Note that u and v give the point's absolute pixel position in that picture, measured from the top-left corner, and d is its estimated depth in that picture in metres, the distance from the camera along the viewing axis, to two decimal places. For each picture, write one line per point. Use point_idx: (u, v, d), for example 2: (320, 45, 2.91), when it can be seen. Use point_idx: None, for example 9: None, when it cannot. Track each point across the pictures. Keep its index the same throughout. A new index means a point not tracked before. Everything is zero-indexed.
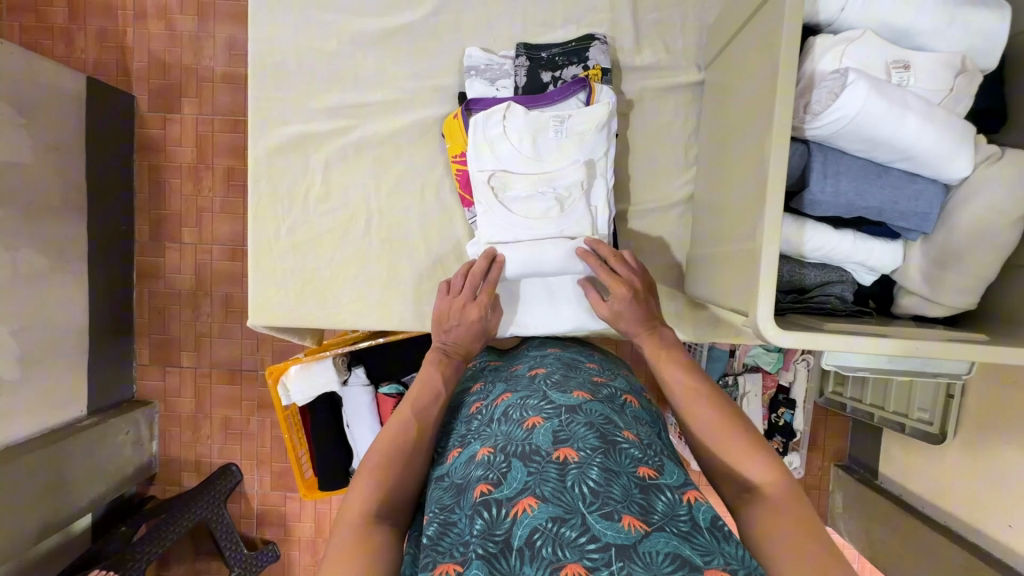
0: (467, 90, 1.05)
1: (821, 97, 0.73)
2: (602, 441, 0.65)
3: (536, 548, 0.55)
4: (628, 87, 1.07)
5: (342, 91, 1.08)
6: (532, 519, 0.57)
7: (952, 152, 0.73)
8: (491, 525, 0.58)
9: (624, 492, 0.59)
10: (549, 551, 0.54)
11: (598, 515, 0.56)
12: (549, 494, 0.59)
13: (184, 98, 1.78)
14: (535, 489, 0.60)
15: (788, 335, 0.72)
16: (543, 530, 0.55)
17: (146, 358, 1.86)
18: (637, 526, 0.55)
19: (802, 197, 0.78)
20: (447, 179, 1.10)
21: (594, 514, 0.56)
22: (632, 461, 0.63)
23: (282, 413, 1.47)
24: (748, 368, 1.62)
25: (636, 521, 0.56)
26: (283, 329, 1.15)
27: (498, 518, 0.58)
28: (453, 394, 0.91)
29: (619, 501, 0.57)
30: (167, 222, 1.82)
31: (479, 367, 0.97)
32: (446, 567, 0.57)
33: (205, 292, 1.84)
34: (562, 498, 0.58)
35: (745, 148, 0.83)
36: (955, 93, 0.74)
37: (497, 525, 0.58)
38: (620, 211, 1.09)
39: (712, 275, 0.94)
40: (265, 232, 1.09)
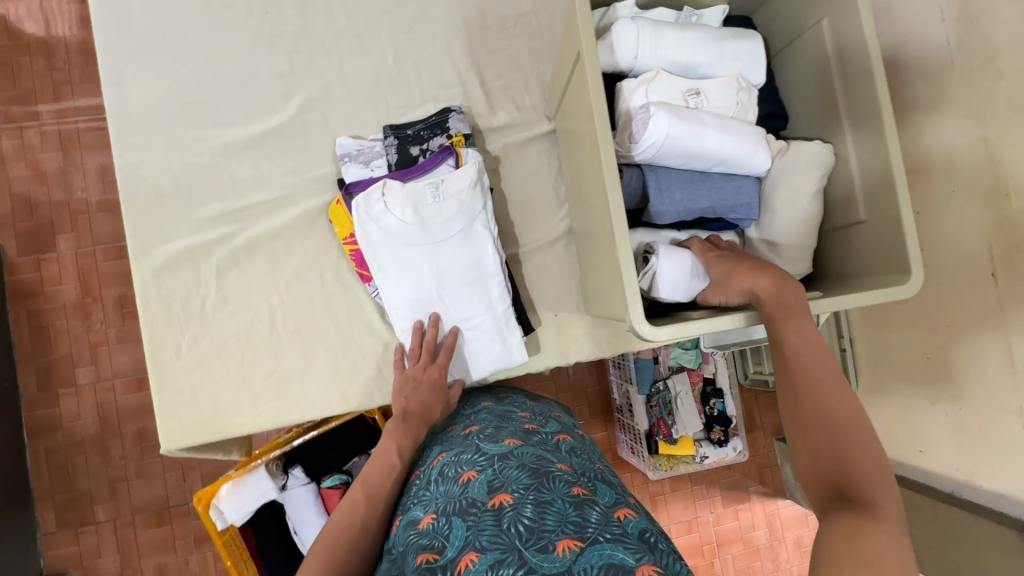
0: (344, 176, 1.11)
1: (638, 126, 0.86)
2: (534, 476, 0.69)
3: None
4: (492, 145, 1.19)
5: (222, 199, 1.11)
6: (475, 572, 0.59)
7: (750, 151, 0.88)
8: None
9: (559, 517, 0.63)
10: None
11: (533, 549, 0.60)
12: (487, 542, 0.62)
13: (59, 235, 1.70)
14: (474, 541, 0.62)
15: (665, 330, 0.80)
16: None
17: (54, 523, 1.66)
18: (572, 547, 0.59)
19: (651, 277, 0.88)
20: (342, 261, 1.13)
21: (530, 549, 0.60)
22: (565, 483, 0.68)
23: (220, 540, 1.35)
24: (674, 369, 1.73)
25: (571, 542, 0.60)
26: (204, 447, 1.10)
27: None
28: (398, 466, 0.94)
29: (554, 529, 0.61)
30: (57, 368, 1.69)
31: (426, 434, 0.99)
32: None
33: (113, 432, 1.69)
34: (500, 539, 0.61)
35: (593, 180, 0.95)
36: (741, 105, 0.92)
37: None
38: (511, 254, 1.18)
39: (601, 294, 1.04)
40: (163, 352, 1.06)
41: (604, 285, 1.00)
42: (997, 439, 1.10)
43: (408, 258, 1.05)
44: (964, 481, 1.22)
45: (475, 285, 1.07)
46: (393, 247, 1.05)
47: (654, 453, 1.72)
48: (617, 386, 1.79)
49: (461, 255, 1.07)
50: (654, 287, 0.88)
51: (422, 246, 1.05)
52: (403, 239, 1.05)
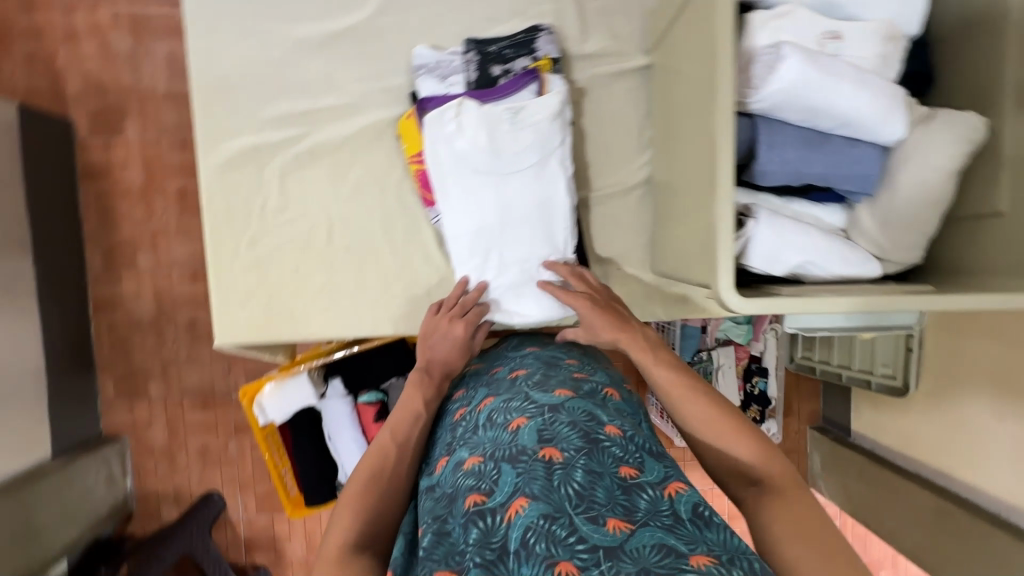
0: (418, 89, 1.04)
1: (760, 71, 0.76)
2: (584, 442, 0.66)
3: (531, 547, 0.55)
4: (578, 75, 1.08)
5: (290, 99, 1.06)
6: (525, 518, 0.57)
7: (886, 115, 0.76)
8: (487, 533, 0.58)
9: (608, 494, 0.60)
10: (542, 547, 0.54)
11: (584, 517, 0.56)
12: (539, 492, 0.59)
13: (127, 119, 1.71)
14: (525, 489, 0.60)
15: (750, 302, 0.74)
16: (535, 528, 0.56)
17: (112, 391, 1.79)
18: (622, 527, 0.55)
19: (743, 242, 0.81)
20: (405, 181, 1.08)
21: (580, 516, 0.56)
22: (614, 461, 0.65)
23: (260, 433, 1.43)
24: (721, 342, 1.64)
25: (621, 522, 0.56)
26: (253, 347, 1.13)
27: (494, 526, 0.59)
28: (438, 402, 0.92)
29: (604, 504, 0.58)
30: (120, 250, 1.75)
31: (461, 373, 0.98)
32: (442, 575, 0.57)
33: (168, 319, 1.77)
34: (551, 497, 0.59)
35: (693, 126, 0.86)
36: (884, 58, 0.78)
37: (493, 533, 0.58)
38: (581, 198, 1.11)
39: (674, 254, 0.97)
40: (221, 249, 1.06)
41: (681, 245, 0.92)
42: None
43: (476, 185, 0.99)
44: (1016, 505, 1.16)
45: (541, 224, 1.02)
46: (461, 171, 0.99)
47: None
48: None
49: (531, 190, 1.01)
50: (745, 254, 0.81)
51: (492, 175, 0.99)
52: (473, 164, 0.99)
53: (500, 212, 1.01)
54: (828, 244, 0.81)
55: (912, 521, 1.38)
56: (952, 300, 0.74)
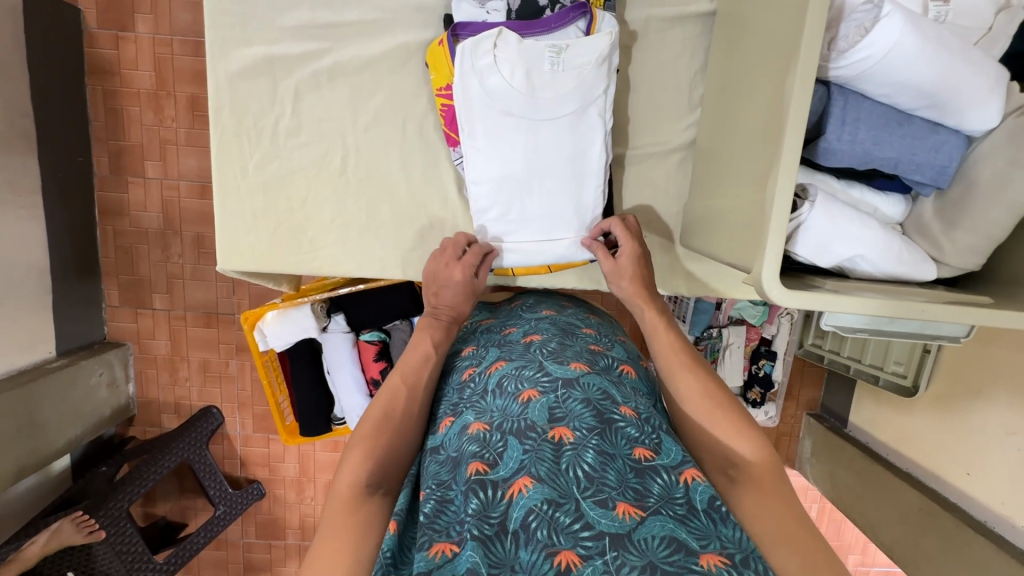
0: (454, 13, 0.93)
1: (849, 32, 0.67)
2: (598, 421, 0.62)
3: (531, 531, 0.52)
4: (632, 15, 0.97)
5: (312, 8, 0.96)
6: (527, 500, 0.54)
7: (981, 100, 0.67)
8: (486, 506, 0.55)
9: (619, 477, 0.57)
10: (543, 534, 0.52)
11: (592, 502, 0.54)
12: (545, 476, 0.56)
13: (138, 14, 1.59)
14: (530, 468, 0.57)
15: (796, 297, 0.68)
16: (537, 512, 0.53)
17: (116, 299, 1.77)
18: (632, 514, 0.53)
19: (793, 228, 0.74)
20: (430, 115, 1.00)
21: (588, 501, 0.54)
22: (628, 442, 0.61)
23: (259, 359, 1.41)
24: (734, 321, 1.59)
25: (631, 508, 0.54)
26: (257, 275, 1.09)
27: (493, 500, 0.55)
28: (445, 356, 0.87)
29: (614, 487, 0.56)
30: (128, 155, 1.68)
31: (471, 327, 0.95)
32: (440, 547, 0.54)
33: (174, 232, 1.73)
34: (557, 481, 0.56)
35: (758, 91, 0.77)
36: (993, 33, 0.68)
37: (493, 507, 0.55)
38: (617, 155, 1.02)
39: (711, 228, 0.90)
40: (230, 168, 1.00)
41: (718, 222, 0.87)
42: None
43: (505, 130, 0.91)
44: (1003, 517, 1.15)
45: (572, 183, 0.94)
46: (491, 113, 0.91)
47: None
48: None
49: (564, 141, 0.92)
50: (793, 241, 0.74)
51: (524, 120, 0.91)
52: (505, 106, 0.90)
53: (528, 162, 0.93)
54: (886, 240, 0.74)
55: (895, 519, 1.38)
56: (999, 317, 0.68)
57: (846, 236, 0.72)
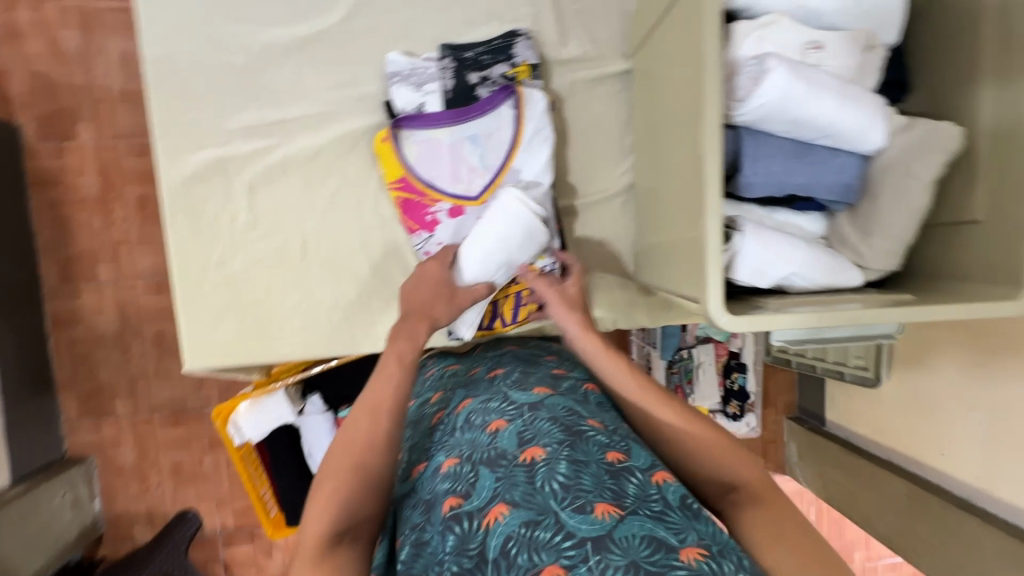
0: (393, 98, 1.00)
1: (744, 84, 0.76)
2: (568, 434, 0.64)
3: (512, 556, 0.53)
4: (558, 80, 1.06)
5: (258, 108, 1.00)
6: (504, 527, 0.56)
7: (867, 126, 0.76)
8: (464, 539, 0.57)
9: (595, 480, 0.59)
10: (524, 558, 0.53)
11: (570, 510, 0.55)
12: (519, 498, 0.58)
13: (80, 123, 1.61)
14: (505, 494, 0.59)
15: (736, 319, 0.73)
16: (516, 536, 0.54)
17: (75, 411, 1.70)
18: (611, 512, 0.54)
19: (730, 256, 0.80)
20: (383, 192, 1.04)
21: (566, 510, 0.55)
22: (599, 448, 0.64)
23: (236, 453, 1.38)
24: (701, 340, 1.66)
25: (609, 508, 0.55)
26: (228, 370, 1.08)
27: (470, 531, 0.58)
28: (417, 405, 0.88)
29: (591, 491, 0.57)
30: (79, 262, 1.66)
31: (439, 374, 0.95)
32: None
33: (134, 332, 1.69)
34: (534, 500, 0.57)
35: (677, 140, 0.85)
36: (862, 68, 0.79)
37: (470, 539, 0.57)
38: (564, 206, 1.09)
39: (660, 262, 0.97)
40: (190, 268, 1.01)
41: (665, 253, 0.94)
42: None
43: (457, 227, 0.99)
44: (979, 489, 1.20)
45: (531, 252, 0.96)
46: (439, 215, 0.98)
47: None
48: (637, 348, 1.78)
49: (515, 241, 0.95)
50: (732, 268, 0.80)
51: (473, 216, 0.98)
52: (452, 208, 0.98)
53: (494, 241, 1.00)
54: (814, 257, 0.81)
55: (887, 510, 1.41)
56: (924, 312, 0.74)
57: (782, 253, 0.79)
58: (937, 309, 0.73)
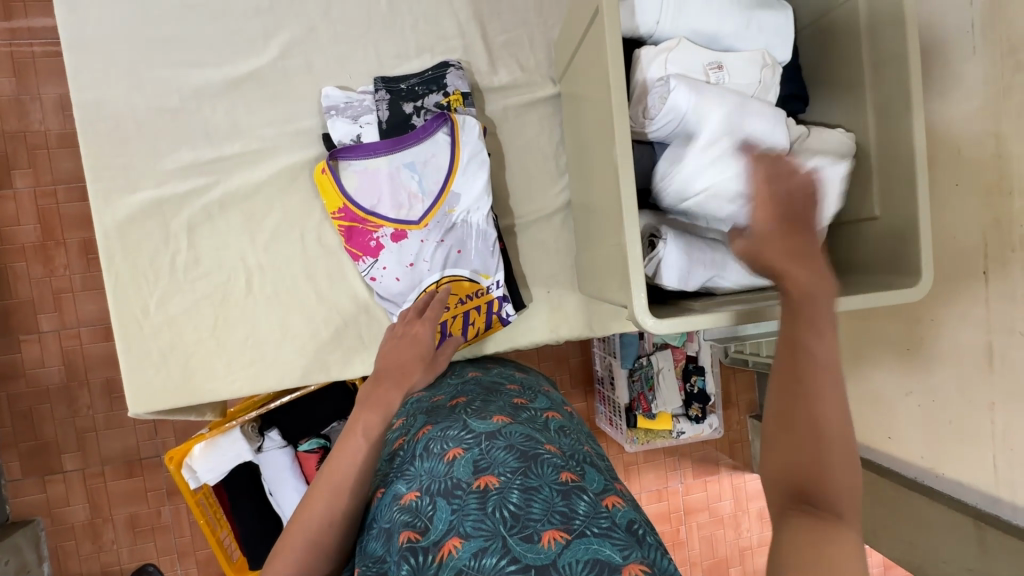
0: (330, 131, 1.02)
1: (653, 103, 0.82)
2: (522, 460, 0.66)
3: None
4: (491, 107, 1.11)
5: (194, 147, 1.01)
6: (457, 559, 0.57)
7: (769, 136, 0.82)
8: (417, 571, 0.59)
9: (545, 506, 0.60)
10: None
11: (518, 538, 0.57)
12: (471, 529, 0.59)
13: (14, 171, 1.57)
14: (458, 527, 0.60)
15: (664, 322, 0.77)
16: (467, 569, 0.56)
17: (19, 471, 1.61)
18: (558, 538, 0.57)
19: (656, 264, 0.85)
20: (325, 224, 1.06)
21: (514, 537, 0.57)
22: (554, 469, 0.65)
23: (192, 499, 1.31)
24: (658, 346, 1.71)
25: (557, 533, 0.57)
26: (176, 412, 1.06)
27: (424, 564, 0.59)
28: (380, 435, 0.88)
29: (540, 517, 0.59)
30: (17, 313, 1.59)
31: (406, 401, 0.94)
32: None
33: (80, 382, 1.63)
34: (484, 527, 0.59)
35: (600, 157, 0.91)
36: (763, 84, 0.85)
37: (424, 572, 0.58)
38: (506, 225, 1.12)
39: (596, 274, 1.01)
40: (132, 311, 0.99)
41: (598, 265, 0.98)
42: (966, 435, 1.11)
43: (399, 253, 1.01)
44: (927, 469, 1.24)
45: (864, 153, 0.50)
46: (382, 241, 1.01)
47: (633, 427, 1.72)
48: (601, 359, 1.77)
49: None
50: (659, 275, 0.85)
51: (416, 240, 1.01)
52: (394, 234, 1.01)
53: (443, 262, 1.03)
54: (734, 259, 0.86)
55: None
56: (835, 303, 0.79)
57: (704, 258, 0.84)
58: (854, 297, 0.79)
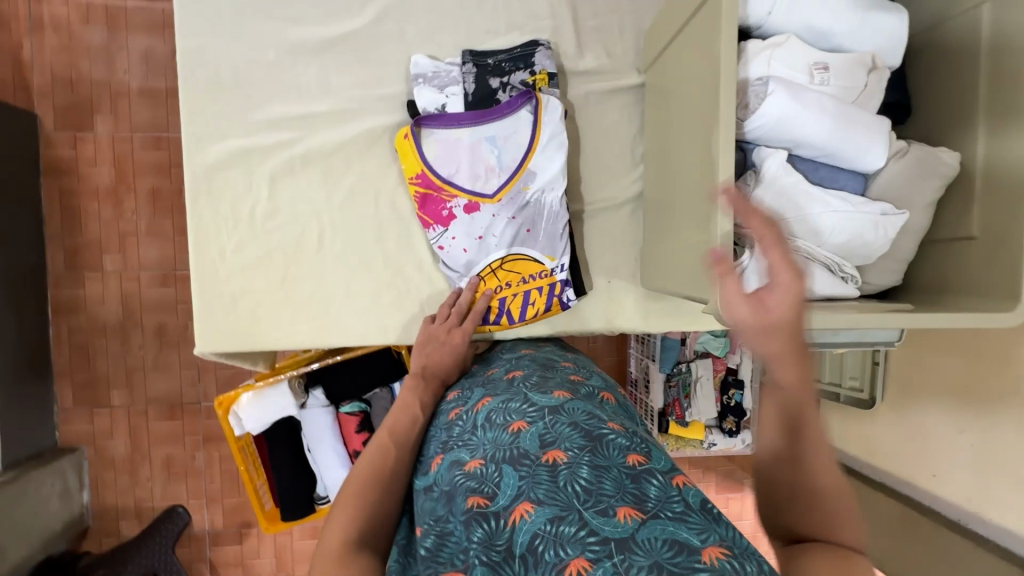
0: (416, 98, 1.04)
1: (750, 103, 0.81)
2: (588, 439, 0.66)
3: (539, 553, 0.54)
4: (573, 91, 1.10)
5: (283, 102, 1.04)
6: (531, 524, 0.57)
7: (866, 146, 0.80)
8: (492, 535, 0.59)
9: (616, 485, 0.59)
10: (551, 553, 0.54)
11: (593, 512, 0.56)
12: (543, 497, 0.59)
13: (97, 115, 1.64)
14: (529, 493, 0.60)
15: None
16: (542, 533, 0.56)
17: (70, 400, 1.69)
18: (633, 516, 0.55)
19: (739, 272, 0.83)
20: (399, 189, 1.07)
21: (589, 511, 0.56)
22: (621, 452, 0.64)
23: (236, 445, 1.38)
24: (699, 354, 1.66)
25: (631, 511, 0.56)
26: (238, 356, 1.09)
27: (498, 529, 0.59)
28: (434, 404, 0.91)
29: (612, 495, 0.58)
30: (85, 251, 1.67)
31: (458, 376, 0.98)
32: None
33: (135, 323, 1.69)
34: (557, 497, 0.59)
35: (687, 148, 0.90)
36: (868, 89, 0.83)
37: (498, 536, 0.58)
38: (575, 211, 1.12)
39: (666, 267, 1.00)
40: (208, 255, 1.03)
41: (670, 258, 0.97)
42: None
43: (471, 225, 1.02)
44: (974, 512, 1.19)
45: None
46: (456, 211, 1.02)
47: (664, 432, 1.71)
48: (636, 361, 1.77)
49: None
50: (740, 283, 0.83)
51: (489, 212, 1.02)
52: (470, 206, 1.02)
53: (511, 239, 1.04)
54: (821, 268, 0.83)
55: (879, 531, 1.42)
56: (920, 320, 0.77)
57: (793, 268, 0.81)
58: (941, 316, 0.76)
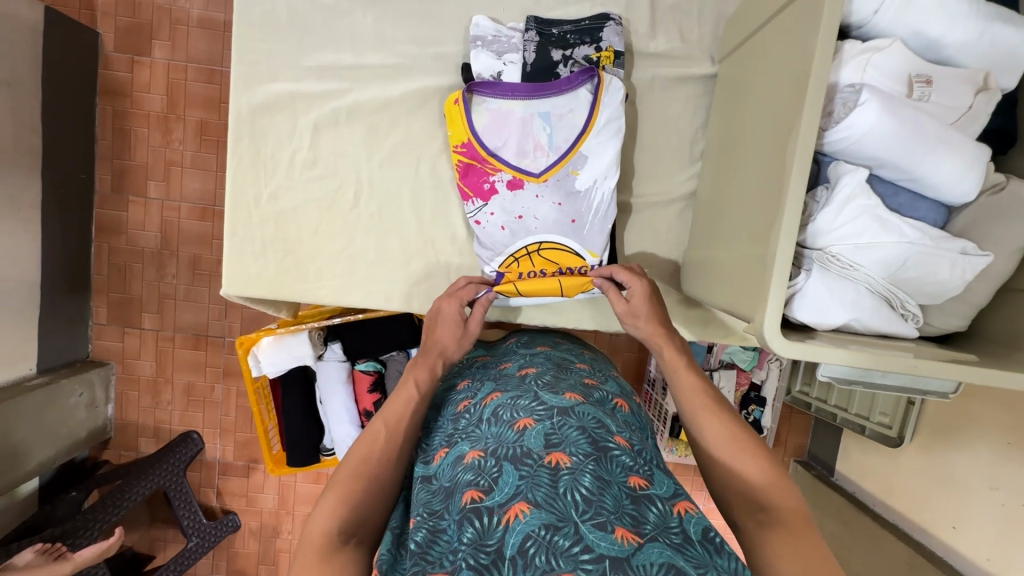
0: (472, 62, 0.98)
1: (836, 111, 0.73)
2: (594, 448, 0.63)
3: (530, 556, 0.52)
4: (639, 73, 1.03)
5: (336, 50, 1.00)
6: (524, 525, 0.54)
7: (960, 175, 0.72)
8: (482, 534, 0.55)
9: (616, 503, 0.57)
10: (542, 559, 0.51)
11: (590, 525, 0.54)
12: (542, 500, 0.57)
13: (155, 41, 1.63)
14: (527, 494, 0.57)
15: (789, 346, 0.71)
16: (536, 536, 0.53)
17: (104, 317, 1.75)
18: (631, 539, 0.53)
19: (790, 294, 0.78)
20: (442, 156, 1.03)
21: (586, 523, 0.54)
22: (623, 470, 0.62)
23: (252, 386, 1.40)
24: (724, 364, 1.61)
25: (629, 534, 0.54)
26: (263, 302, 1.09)
27: (489, 527, 0.56)
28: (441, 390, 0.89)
29: (611, 512, 0.56)
30: (131, 174, 1.70)
31: (467, 362, 0.96)
32: None
33: (171, 252, 1.73)
34: (555, 505, 0.56)
35: (755, 152, 0.83)
36: (973, 111, 0.73)
37: (489, 535, 0.55)
38: (621, 202, 1.06)
39: (709, 276, 0.94)
40: (244, 197, 1.02)
41: (716, 267, 0.91)
42: None
43: (511, 203, 0.98)
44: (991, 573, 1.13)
45: None
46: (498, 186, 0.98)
47: None
48: None
49: None
50: (791, 306, 0.78)
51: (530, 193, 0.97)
52: (512, 184, 0.97)
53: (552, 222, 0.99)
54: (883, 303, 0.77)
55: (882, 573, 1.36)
56: (982, 375, 0.70)
57: (855, 300, 0.76)
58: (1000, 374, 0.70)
